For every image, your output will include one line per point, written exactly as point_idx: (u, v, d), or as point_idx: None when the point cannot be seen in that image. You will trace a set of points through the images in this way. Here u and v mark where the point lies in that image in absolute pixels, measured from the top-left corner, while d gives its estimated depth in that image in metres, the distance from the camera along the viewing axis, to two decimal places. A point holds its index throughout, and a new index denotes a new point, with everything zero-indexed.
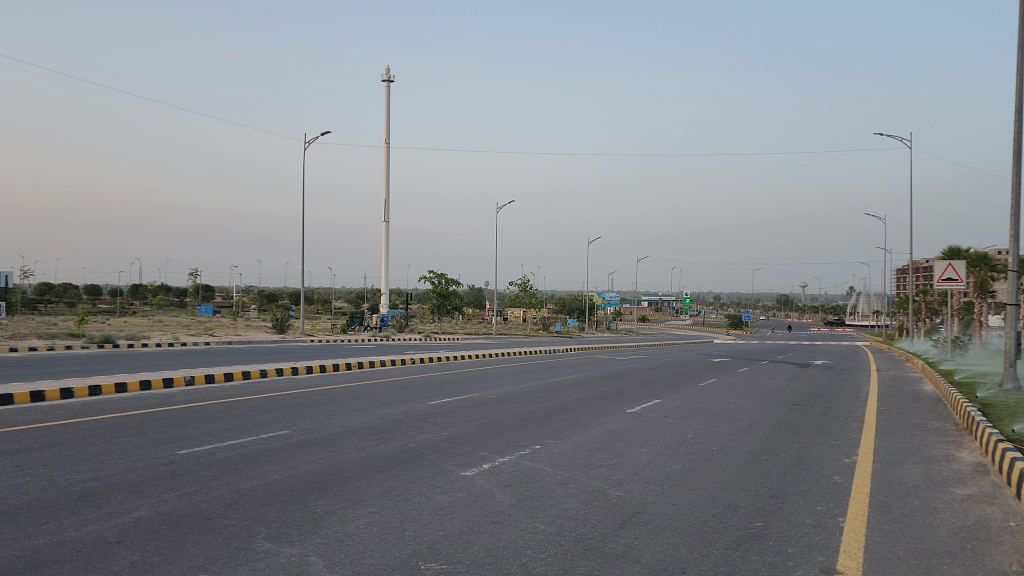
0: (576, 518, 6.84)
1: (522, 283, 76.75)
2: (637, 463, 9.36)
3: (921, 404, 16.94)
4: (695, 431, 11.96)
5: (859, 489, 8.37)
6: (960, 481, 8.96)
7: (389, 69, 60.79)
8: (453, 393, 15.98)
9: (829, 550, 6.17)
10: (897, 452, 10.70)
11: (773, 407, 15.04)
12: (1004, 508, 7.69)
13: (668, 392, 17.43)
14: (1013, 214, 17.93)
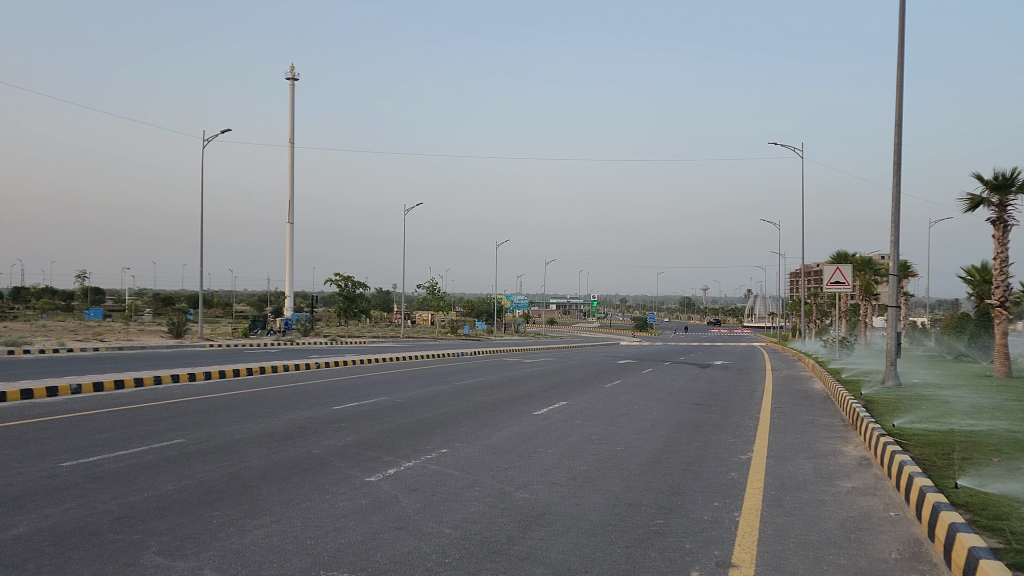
0: (481, 521, 6.85)
1: (430, 287, 76.12)
2: (543, 465, 9.44)
3: (811, 401, 17.73)
4: (600, 432, 12.16)
5: (754, 484, 8.70)
6: (846, 474, 9.45)
7: (294, 67, 59.21)
8: (359, 398, 15.73)
9: (725, 545, 6.38)
10: (789, 448, 11.17)
11: (674, 408, 15.46)
12: (885, 499, 8.14)
13: (574, 394, 17.67)
14: (894, 221, 19.03)
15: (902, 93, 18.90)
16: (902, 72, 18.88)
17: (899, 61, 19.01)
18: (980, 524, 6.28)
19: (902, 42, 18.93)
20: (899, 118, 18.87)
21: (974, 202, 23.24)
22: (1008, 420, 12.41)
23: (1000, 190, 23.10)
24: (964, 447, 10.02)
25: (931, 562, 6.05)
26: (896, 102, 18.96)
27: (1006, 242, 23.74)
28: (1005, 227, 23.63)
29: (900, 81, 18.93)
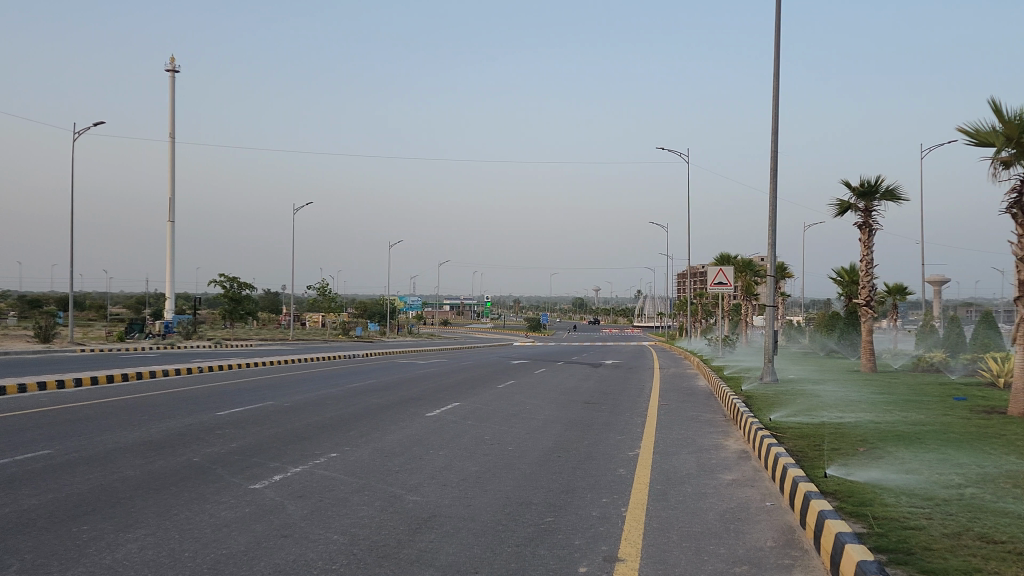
0: (370, 525, 6.75)
1: (321, 288, 74.53)
2: (435, 466, 9.40)
3: (695, 398, 18.38)
4: (492, 432, 12.22)
5: (640, 480, 8.93)
6: (726, 467, 9.84)
7: (174, 58, 56.63)
8: (244, 403, 15.22)
9: (612, 540, 6.52)
10: (674, 444, 11.52)
11: (565, 406, 15.71)
12: (762, 490, 8.53)
13: (466, 395, 17.65)
14: (771, 223, 19.99)
15: (779, 102, 19.88)
16: (778, 82, 19.85)
17: (776, 73, 20.00)
18: (845, 511, 6.68)
19: (778, 53, 19.92)
20: (776, 126, 19.83)
21: (843, 207, 24.70)
22: (873, 412, 13.25)
23: (866, 195, 24.62)
24: (833, 438, 10.63)
25: (803, 548, 6.38)
26: (773, 111, 19.92)
27: (872, 245, 25.34)
28: (871, 230, 25.21)
29: (776, 91, 19.92)
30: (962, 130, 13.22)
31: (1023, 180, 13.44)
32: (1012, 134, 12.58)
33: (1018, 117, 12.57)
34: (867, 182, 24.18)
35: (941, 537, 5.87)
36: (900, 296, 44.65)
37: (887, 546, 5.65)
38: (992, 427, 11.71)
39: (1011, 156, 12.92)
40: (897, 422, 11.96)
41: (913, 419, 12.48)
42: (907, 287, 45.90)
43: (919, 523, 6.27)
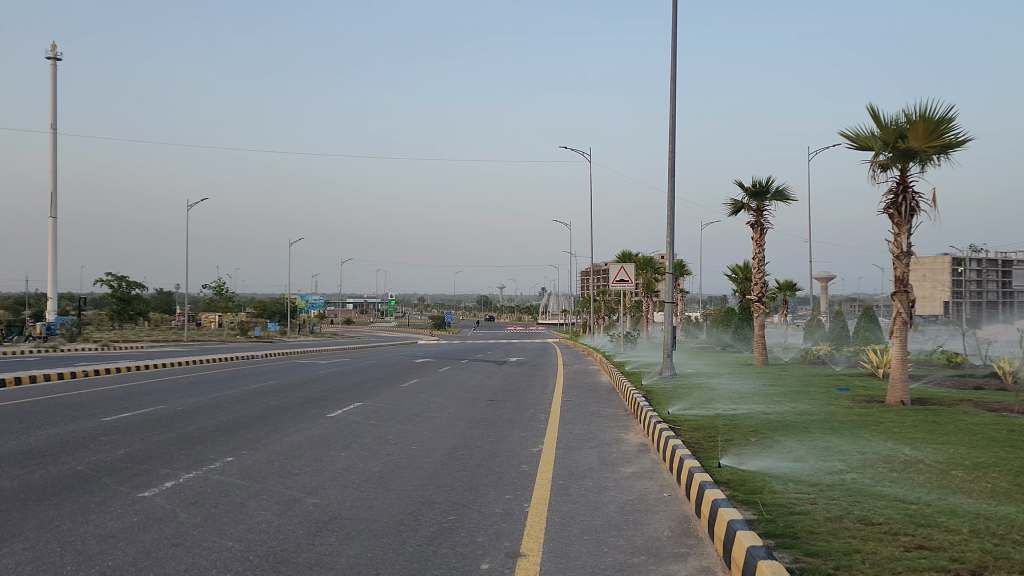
0: (267, 530, 6.56)
1: (218, 287, 72.00)
2: (335, 468, 9.23)
3: (598, 394, 18.71)
4: (395, 432, 12.10)
5: (542, 475, 9.03)
6: (627, 460, 10.07)
7: (56, 46, 53.53)
8: (134, 407, 14.53)
9: (514, 536, 6.55)
10: (576, 439, 11.69)
11: (471, 404, 15.72)
12: (660, 481, 8.78)
13: (369, 394, 17.40)
14: (669, 222, 20.58)
15: (675, 105, 20.48)
16: (675, 86, 20.44)
17: (672, 76, 20.63)
18: (737, 499, 6.95)
19: (674, 57, 20.54)
20: (673, 128, 20.43)
21: (736, 206, 25.67)
22: (764, 403, 13.83)
23: (758, 196, 25.68)
24: (727, 429, 11.04)
25: (698, 536, 6.59)
26: (670, 113, 20.52)
27: (764, 243, 26.44)
28: (762, 229, 26.30)
29: (673, 93, 20.51)
30: (843, 134, 13.95)
31: (899, 181, 14.28)
32: (888, 139, 13.37)
33: (893, 122, 13.36)
34: (759, 182, 25.21)
35: (825, 520, 6.18)
36: (790, 292, 46.79)
37: (775, 531, 5.90)
38: (871, 415, 12.43)
39: (888, 159, 13.72)
40: (786, 412, 12.51)
41: (801, 409, 13.10)
42: (796, 284, 48.16)
43: (805, 508, 6.58)
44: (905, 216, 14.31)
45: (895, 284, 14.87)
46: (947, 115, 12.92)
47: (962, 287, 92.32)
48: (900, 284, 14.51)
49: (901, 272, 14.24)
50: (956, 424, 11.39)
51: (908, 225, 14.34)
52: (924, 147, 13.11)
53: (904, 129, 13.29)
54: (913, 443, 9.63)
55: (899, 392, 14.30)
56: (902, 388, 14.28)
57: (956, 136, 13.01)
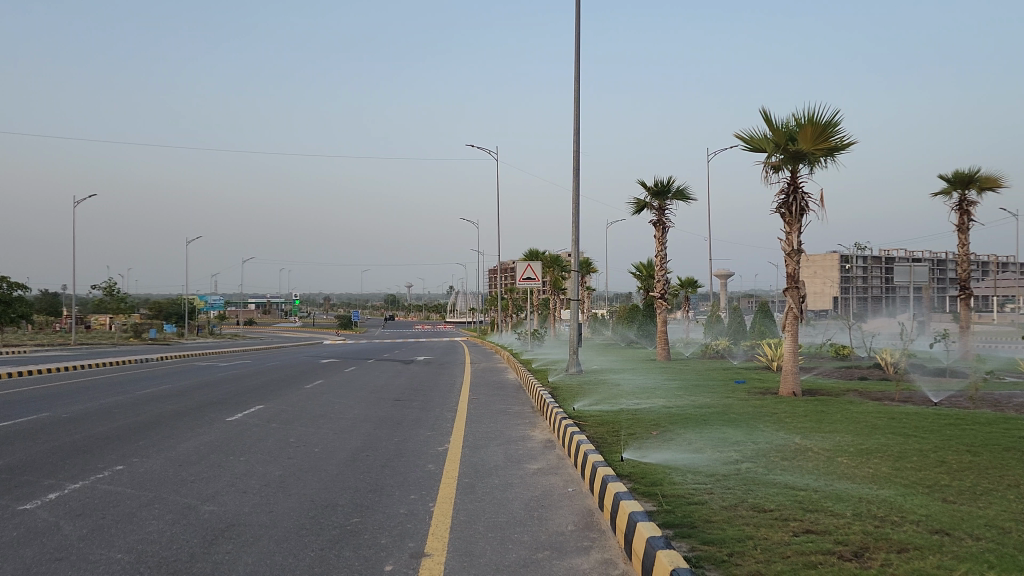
0: (160, 540, 6.30)
1: (109, 288, 68.59)
2: (234, 474, 8.94)
3: (505, 391, 18.80)
4: (298, 435, 11.82)
5: (448, 474, 9.00)
6: (532, 457, 10.16)
7: None
8: (14, 416, 13.66)
9: (418, 536, 6.50)
10: (482, 437, 11.71)
11: (376, 405, 15.51)
12: (565, 477, 8.90)
13: (271, 397, 16.94)
14: (573, 221, 20.88)
15: (578, 106, 20.79)
16: (578, 87, 20.74)
17: (575, 78, 20.96)
18: (638, 491, 7.11)
19: (577, 58, 20.85)
20: (576, 129, 20.72)
21: (639, 205, 26.28)
22: (666, 397, 14.19)
23: (659, 195, 26.36)
24: (630, 423, 11.28)
25: (600, 529, 6.71)
26: (574, 114, 20.81)
27: (665, 241, 27.14)
28: (664, 228, 27.01)
29: (576, 94, 20.80)
30: (739, 136, 14.48)
31: (790, 182, 14.91)
32: (780, 141, 13.96)
33: (784, 126, 13.96)
34: (660, 182, 25.89)
35: (720, 509, 6.39)
36: (691, 290, 48.25)
37: (674, 521, 6.06)
38: (765, 406, 12.96)
39: (779, 160, 14.31)
40: (685, 406, 12.90)
41: (700, 402, 13.54)
42: (697, 281, 49.70)
43: (702, 498, 6.79)
44: (796, 215, 14.96)
45: (787, 281, 15.53)
46: (833, 120, 13.59)
47: (849, 282, 97.60)
48: (792, 280, 15.17)
49: (793, 269, 14.90)
50: (843, 412, 12.02)
51: (799, 224, 15.00)
52: (812, 149, 13.73)
53: (794, 132, 13.89)
54: (803, 432, 10.10)
55: (791, 384, 14.96)
56: (794, 379, 14.93)
57: (841, 140, 13.69)
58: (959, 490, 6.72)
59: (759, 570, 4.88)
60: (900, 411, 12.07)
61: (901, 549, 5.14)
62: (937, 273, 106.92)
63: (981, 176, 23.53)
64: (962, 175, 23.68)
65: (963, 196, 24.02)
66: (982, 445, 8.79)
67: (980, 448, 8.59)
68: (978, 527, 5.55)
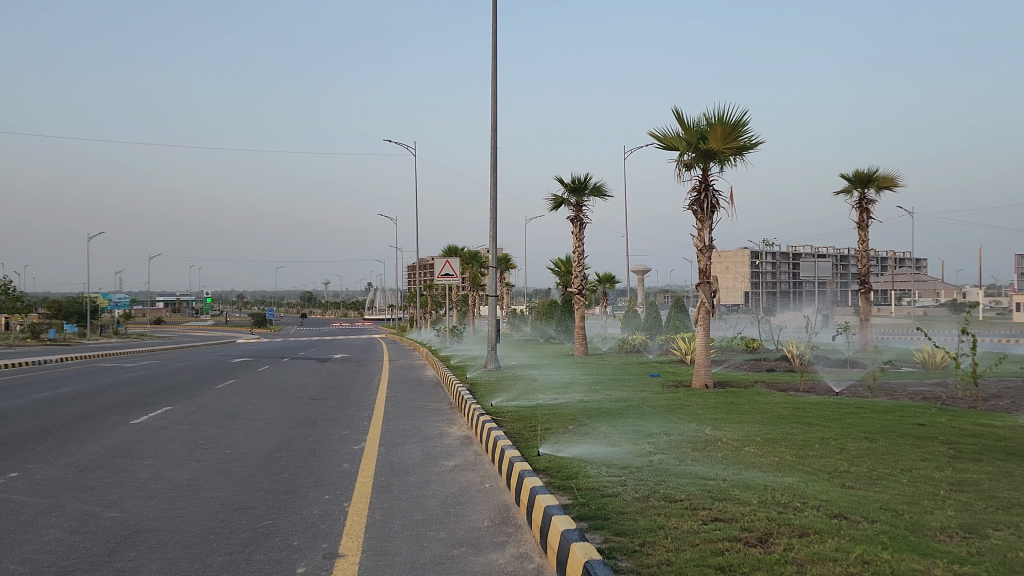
0: (57, 550, 6.00)
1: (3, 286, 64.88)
2: (139, 478, 8.59)
3: (423, 388, 18.69)
4: (207, 436, 11.46)
5: (364, 473, 8.89)
6: (450, 453, 10.14)
7: None
8: None
9: (333, 537, 6.39)
10: (399, 434, 11.62)
11: (291, 404, 15.16)
12: (482, 473, 8.91)
13: (179, 398, 16.35)
14: (492, 216, 20.90)
15: (496, 101, 20.81)
16: (496, 84, 20.78)
17: (493, 75, 21.01)
18: (554, 485, 7.18)
19: (495, 55, 20.90)
20: (495, 124, 20.74)
21: (556, 202, 26.51)
22: (582, 392, 14.37)
23: (577, 191, 26.64)
24: (547, 418, 11.40)
25: (517, 524, 6.75)
26: (492, 111, 20.84)
27: (583, 237, 27.47)
28: (581, 224, 27.34)
29: (495, 90, 20.82)
30: (653, 134, 14.76)
31: (702, 179, 15.28)
32: (692, 140, 14.29)
33: (696, 125, 14.31)
34: (577, 179, 26.16)
35: (633, 500, 6.52)
36: (609, 285, 48.94)
37: (588, 514, 6.15)
38: (678, 399, 13.29)
39: (691, 159, 14.66)
40: (601, 400, 13.11)
41: (616, 395, 13.78)
42: (615, 277, 50.53)
43: (616, 490, 6.90)
44: (707, 212, 15.36)
45: (699, 276, 15.94)
46: (741, 120, 14.00)
47: (760, 277, 101.03)
48: (704, 275, 15.59)
49: (704, 264, 15.30)
50: (752, 404, 12.43)
51: (710, 221, 15.41)
52: (722, 148, 14.12)
53: (705, 132, 14.26)
54: (713, 423, 10.40)
55: (703, 376, 15.38)
56: (706, 372, 15.35)
57: (749, 140, 14.13)
58: (857, 475, 7.04)
59: (669, 559, 4.99)
60: (804, 401, 12.56)
61: (803, 533, 5.35)
62: (841, 268, 111.75)
63: (879, 176, 24.66)
64: (862, 174, 24.75)
65: (862, 195, 25.14)
66: (878, 432, 9.24)
67: (876, 435, 9.03)
68: (874, 511, 5.82)
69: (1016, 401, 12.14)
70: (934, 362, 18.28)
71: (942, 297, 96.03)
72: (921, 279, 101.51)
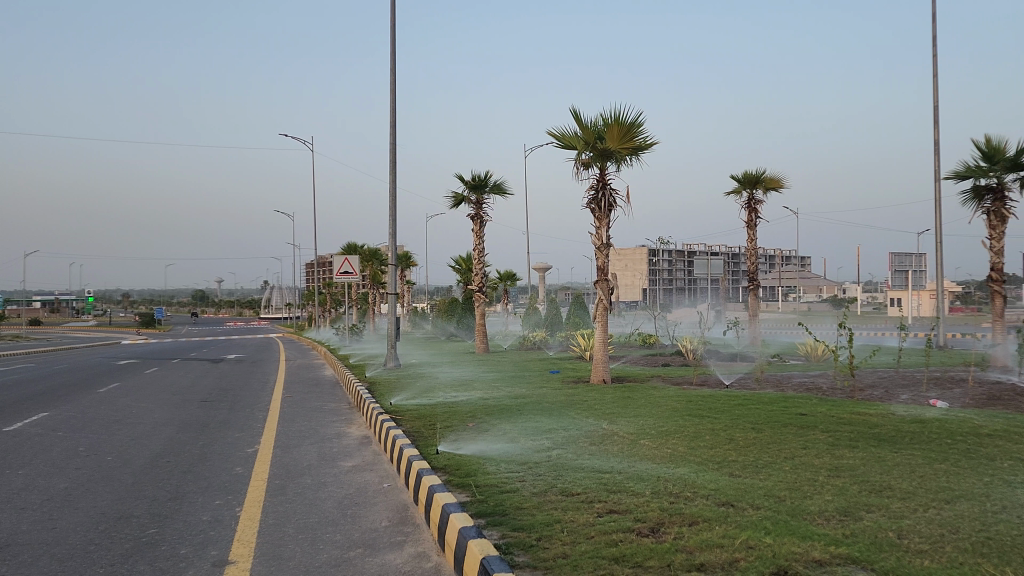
0: None
1: None
2: (11, 489, 8.05)
3: (321, 388, 18.31)
4: (88, 443, 10.85)
5: (257, 477, 8.62)
6: (348, 454, 9.97)
7: None
8: None
9: (222, 543, 6.17)
10: (295, 436, 11.33)
11: (179, 407, 14.54)
12: (380, 472, 8.80)
13: (58, 403, 15.42)
14: (391, 213, 20.67)
15: (395, 97, 20.60)
16: (394, 80, 20.57)
17: (392, 71, 20.81)
18: (453, 483, 7.16)
19: (393, 51, 20.70)
20: (394, 119, 20.53)
21: (457, 199, 26.46)
22: (483, 389, 14.42)
23: (477, 189, 26.66)
24: (446, 416, 11.37)
25: (415, 523, 6.70)
26: (391, 107, 20.62)
27: (483, 235, 27.52)
28: (482, 221, 27.37)
29: (393, 85, 20.61)
30: (551, 133, 14.93)
31: (600, 178, 15.56)
32: (590, 139, 14.54)
33: (593, 124, 14.57)
34: (478, 176, 26.20)
35: (531, 496, 6.58)
36: (510, 283, 49.22)
37: (485, 511, 6.15)
38: (576, 394, 13.52)
39: (589, 158, 14.92)
40: (501, 396, 13.20)
41: (516, 392, 13.87)
42: (515, 274, 50.89)
43: (514, 486, 6.96)
44: (605, 210, 15.66)
45: (597, 273, 16.23)
46: (637, 121, 14.34)
47: (656, 274, 103.96)
48: (602, 273, 15.88)
49: (602, 261, 15.59)
50: (647, 397, 12.75)
51: (608, 219, 15.72)
52: (619, 148, 14.42)
53: (602, 132, 14.53)
54: (610, 418, 10.62)
55: (601, 371, 15.67)
56: (604, 368, 15.66)
57: (644, 140, 14.49)
58: (744, 464, 7.33)
59: (565, 552, 5.05)
60: (696, 394, 13.02)
61: (692, 522, 5.53)
62: (733, 265, 116.26)
63: (767, 177, 25.77)
64: (751, 175, 25.80)
65: (751, 195, 26.21)
66: (764, 422, 9.66)
67: (762, 425, 9.44)
68: (758, 497, 6.08)
69: (889, 391, 12.91)
70: (816, 354, 19.25)
71: (825, 294, 101.28)
72: (805, 275, 106.59)
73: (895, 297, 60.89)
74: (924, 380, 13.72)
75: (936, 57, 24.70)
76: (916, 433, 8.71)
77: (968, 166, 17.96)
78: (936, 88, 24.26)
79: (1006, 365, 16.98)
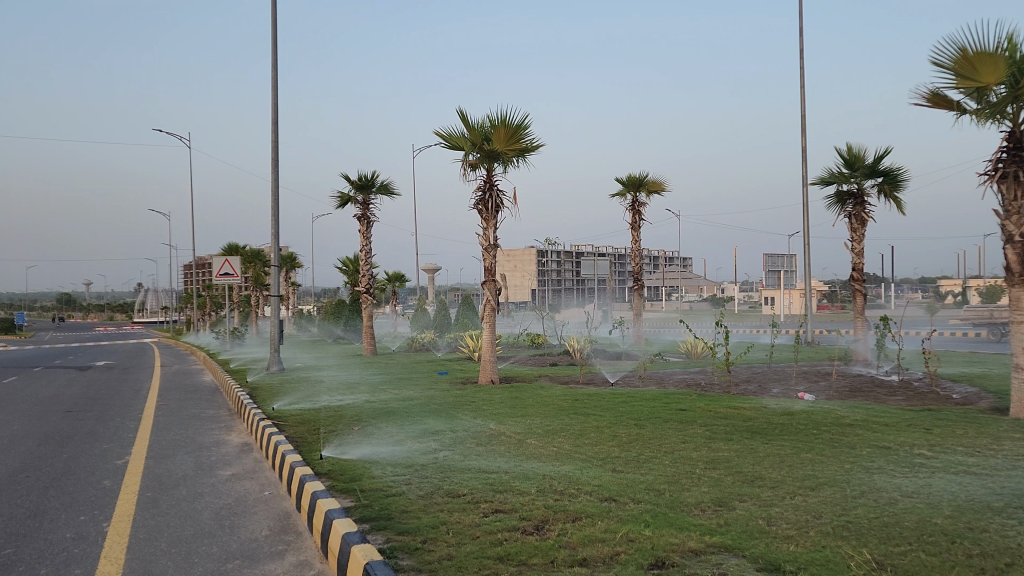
0: None
1: None
2: None
3: (198, 395, 17.56)
4: None
5: (127, 489, 8.18)
6: (226, 463, 9.58)
7: None
8: None
9: (87, 561, 5.81)
10: (170, 445, 10.80)
11: (42, 419, 13.59)
12: (261, 480, 8.52)
13: None
14: (273, 213, 20.06)
15: (277, 94, 20.02)
16: (277, 77, 19.97)
17: (273, 67, 20.20)
18: (337, 488, 7.02)
19: (274, 47, 20.10)
20: (275, 116, 19.95)
21: (343, 199, 25.97)
22: (369, 392, 14.20)
23: (364, 189, 26.24)
24: (330, 420, 11.13)
25: (296, 531, 6.52)
26: (272, 104, 20.02)
27: (370, 236, 27.11)
28: (369, 222, 26.96)
29: (274, 81, 20.01)
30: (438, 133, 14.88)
31: (487, 179, 15.61)
32: (476, 140, 14.58)
33: (480, 126, 14.62)
34: (364, 176, 25.79)
35: (417, 498, 6.53)
36: (399, 283, 48.66)
37: (370, 515, 6.05)
38: (464, 395, 13.53)
39: (476, 159, 14.95)
40: (387, 399, 13.04)
41: (403, 394, 13.71)
42: (404, 275, 50.49)
43: (400, 489, 6.87)
44: (491, 211, 15.73)
45: (485, 274, 16.28)
46: (523, 123, 14.48)
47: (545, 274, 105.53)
48: (489, 274, 15.94)
49: (490, 262, 15.65)
50: (534, 397, 12.89)
51: (494, 220, 15.79)
52: (505, 149, 14.53)
53: (489, 133, 14.60)
54: (497, 418, 10.67)
55: (489, 372, 15.73)
56: (491, 368, 15.72)
57: (531, 142, 14.65)
58: (626, 460, 7.51)
59: (450, 553, 5.04)
60: (582, 392, 13.27)
61: (575, 518, 5.62)
62: (619, 265, 119.41)
63: (649, 181, 26.58)
64: (634, 178, 26.55)
65: (635, 198, 26.95)
66: (645, 418, 9.94)
67: (644, 421, 9.70)
68: (639, 492, 6.25)
69: (762, 385, 13.56)
70: (695, 352, 19.99)
71: (704, 293, 105.64)
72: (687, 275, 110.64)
73: (768, 296, 64.13)
74: (794, 374, 14.47)
75: (803, 70, 26.18)
76: (785, 425, 9.17)
77: (832, 172, 19.12)
78: (802, 99, 25.71)
79: (866, 359, 18.11)
